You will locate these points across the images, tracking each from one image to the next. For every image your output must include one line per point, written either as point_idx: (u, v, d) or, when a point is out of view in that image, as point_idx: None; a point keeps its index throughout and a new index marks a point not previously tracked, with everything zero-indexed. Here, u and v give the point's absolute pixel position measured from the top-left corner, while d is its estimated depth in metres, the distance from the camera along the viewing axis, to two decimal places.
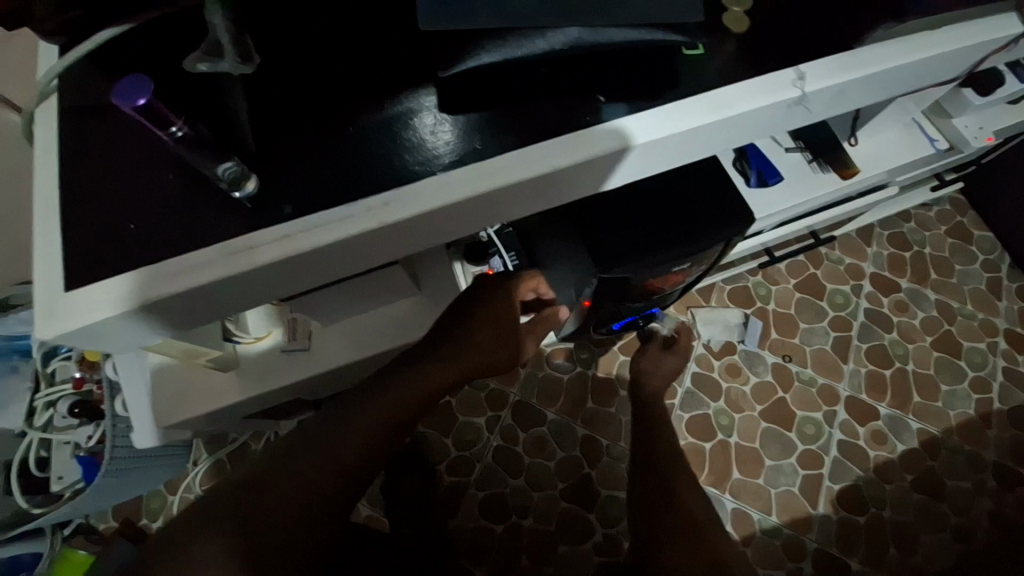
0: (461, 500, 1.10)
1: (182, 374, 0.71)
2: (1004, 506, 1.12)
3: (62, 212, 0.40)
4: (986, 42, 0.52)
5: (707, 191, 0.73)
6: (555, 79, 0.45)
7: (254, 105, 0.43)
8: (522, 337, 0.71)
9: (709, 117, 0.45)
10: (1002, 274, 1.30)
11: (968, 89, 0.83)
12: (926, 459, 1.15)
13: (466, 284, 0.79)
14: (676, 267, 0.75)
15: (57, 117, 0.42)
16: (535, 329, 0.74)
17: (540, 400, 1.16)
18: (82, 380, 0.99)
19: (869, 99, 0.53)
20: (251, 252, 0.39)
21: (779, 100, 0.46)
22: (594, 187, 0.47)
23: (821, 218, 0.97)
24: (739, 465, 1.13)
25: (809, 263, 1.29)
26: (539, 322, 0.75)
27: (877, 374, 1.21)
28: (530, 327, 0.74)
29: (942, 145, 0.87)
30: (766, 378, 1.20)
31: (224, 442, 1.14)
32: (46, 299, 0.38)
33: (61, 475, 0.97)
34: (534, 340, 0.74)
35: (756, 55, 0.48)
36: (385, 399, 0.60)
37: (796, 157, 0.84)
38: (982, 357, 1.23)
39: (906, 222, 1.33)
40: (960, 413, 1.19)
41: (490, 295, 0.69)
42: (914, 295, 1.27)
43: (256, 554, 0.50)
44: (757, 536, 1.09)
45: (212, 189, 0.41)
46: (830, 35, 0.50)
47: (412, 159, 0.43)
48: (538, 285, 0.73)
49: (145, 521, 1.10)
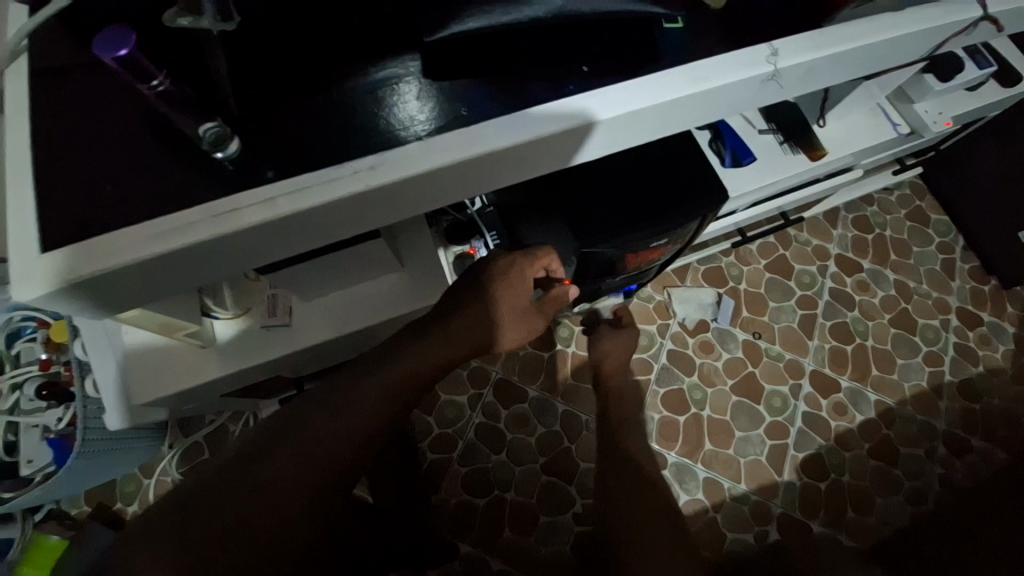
0: (443, 476, 1.12)
1: (160, 352, 0.70)
2: (952, 471, 1.20)
3: (35, 173, 0.39)
4: (944, 26, 0.55)
5: (685, 170, 0.75)
6: (538, 49, 0.46)
7: (237, 67, 0.42)
8: (524, 318, 0.73)
9: (687, 88, 0.46)
10: (956, 255, 1.37)
11: (930, 75, 0.87)
12: (882, 428, 1.23)
13: (453, 277, 0.79)
14: (653, 243, 0.77)
15: (26, 78, 0.41)
16: (545, 308, 0.75)
17: (520, 377, 1.19)
18: (49, 362, 0.95)
19: (836, 79, 0.55)
20: (236, 214, 0.39)
21: (754, 74, 0.48)
22: (573, 157, 0.48)
23: (791, 199, 1.01)
24: (710, 436, 1.19)
25: (779, 244, 1.34)
26: (548, 301, 0.74)
27: (839, 350, 1.28)
28: (539, 306, 0.75)
29: (904, 130, 0.91)
30: (737, 354, 1.25)
31: (201, 424, 1.13)
32: (19, 261, 0.37)
33: (31, 459, 0.93)
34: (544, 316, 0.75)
35: (732, 31, 0.50)
36: (383, 375, 0.63)
37: (767, 138, 0.87)
38: (935, 333, 1.31)
39: (869, 206, 1.39)
40: (914, 385, 1.27)
41: (486, 278, 0.69)
42: (874, 275, 1.34)
43: (251, 553, 0.52)
44: (727, 503, 1.14)
45: (194, 150, 0.40)
46: (801, 15, 0.52)
47: (397, 124, 0.43)
48: (549, 263, 0.71)
49: (121, 505, 1.08)
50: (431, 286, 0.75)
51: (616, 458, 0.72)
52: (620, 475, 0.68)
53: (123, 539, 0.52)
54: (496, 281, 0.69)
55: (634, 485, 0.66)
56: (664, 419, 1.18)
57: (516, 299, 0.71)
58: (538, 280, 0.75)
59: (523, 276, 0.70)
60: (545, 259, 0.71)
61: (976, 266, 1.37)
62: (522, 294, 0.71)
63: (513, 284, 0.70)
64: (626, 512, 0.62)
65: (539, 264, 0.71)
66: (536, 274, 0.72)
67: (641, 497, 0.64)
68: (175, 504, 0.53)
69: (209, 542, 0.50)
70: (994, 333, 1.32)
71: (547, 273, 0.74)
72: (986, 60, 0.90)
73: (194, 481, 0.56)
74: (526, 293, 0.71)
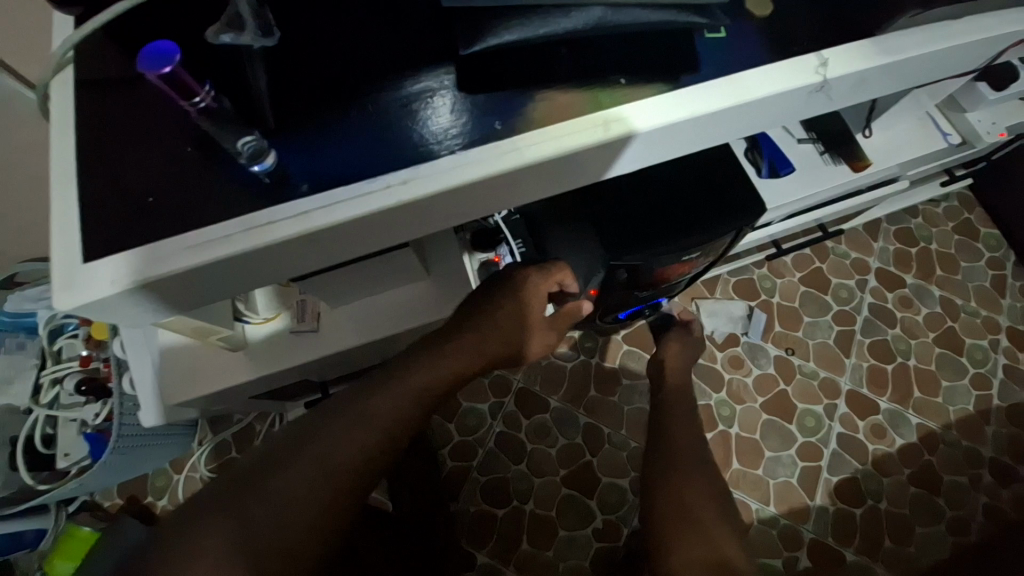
0: (463, 484, 1.11)
1: (192, 353, 0.71)
2: (1000, 502, 1.13)
3: (79, 184, 0.40)
4: (1008, 34, 0.52)
5: (719, 182, 0.73)
6: (574, 60, 0.45)
7: (274, 79, 0.43)
8: (539, 332, 0.71)
9: (730, 100, 0.44)
10: (1008, 272, 1.29)
11: (984, 83, 0.82)
12: (924, 453, 1.16)
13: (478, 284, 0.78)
14: (685, 257, 0.76)
15: (72, 90, 0.42)
16: (557, 322, 0.73)
17: (542, 387, 1.17)
18: (89, 358, 0.99)
19: (887, 89, 0.52)
20: (269, 228, 0.39)
21: (802, 86, 0.45)
22: (606, 171, 0.47)
23: (830, 211, 0.97)
24: (739, 455, 1.14)
25: (815, 257, 1.29)
26: (562, 315, 0.73)
27: (879, 369, 1.22)
28: (552, 320, 0.73)
29: (955, 140, 0.87)
30: (768, 370, 1.20)
31: (229, 422, 1.15)
32: (61, 271, 0.38)
33: (68, 452, 0.97)
34: (556, 332, 0.74)
35: (777, 39, 0.48)
36: (405, 381, 0.63)
37: (807, 148, 0.83)
38: (984, 353, 1.24)
39: (912, 218, 1.33)
40: (960, 409, 1.19)
41: (499, 293, 0.68)
42: (918, 290, 1.27)
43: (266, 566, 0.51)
44: (755, 526, 1.10)
45: (231, 163, 0.41)
46: (851, 23, 0.49)
47: (431, 138, 0.42)
48: (564, 278, 0.70)
49: (151, 499, 1.11)
50: (456, 296, 0.75)
51: (665, 448, 0.69)
52: (663, 470, 0.66)
53: (150, 539, 0.53)
54: (515, 295, 0.68)
55: (674, 484, 0.63)
56: None
57: (532, 314, 0.69)
58: (553, 294, 0.74)
59: (538, 292, 0.69)
60: (560, 274, 0.69)
61: None
62: (539, 308, 0.69)
63: (528, 300, 0.68)
64: (668, 515, 0.60)
65: (552, 280, 0.69)
66: (549, 289, 0.70)
67: (678, 499, 0.62)
68: (191, 513, 0.53)
69: (232, 550, 0.51)
70: None
71: (561, 288, 0.72)
72: None
73: (213, 488, 0.56)
74: (540, 308, 0.70)
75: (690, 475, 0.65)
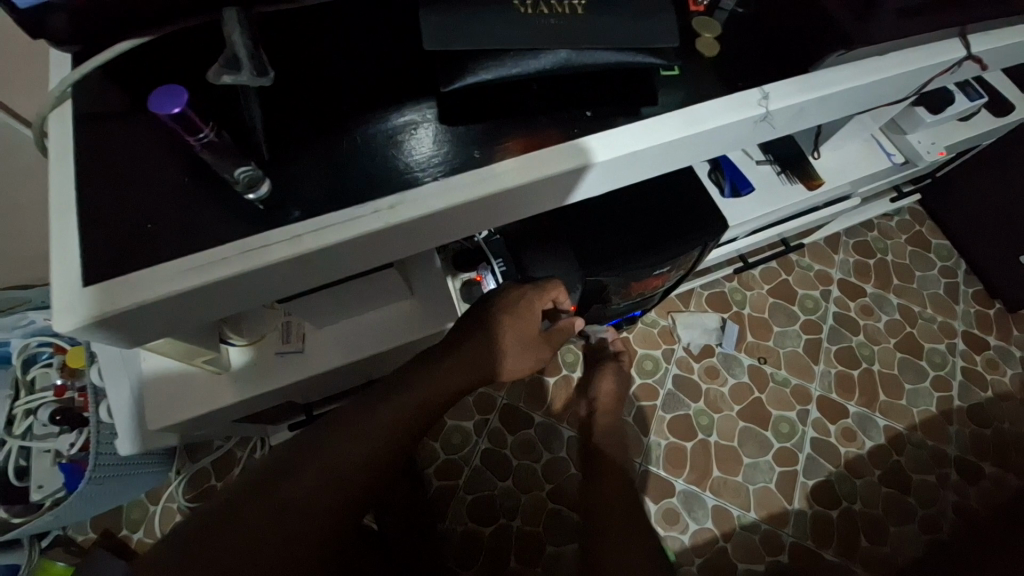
0: (450, 504, 1.12)
1: (175, 376, 0.71)
2: (966, 499, 1.18)
3: (78, 211, 0.42)
4: (928, 65, 0.58)
5: (687, 201, 0.78)
6: (544, 96, 0.50)
7: (269, 116, 0.46)
8: (541, 348, 0.76)
9: (685, 130, 0.49)
10: (959, 280, 1.38)
11: (921, 108, 0.90)
12: (893, 454, 1.22)
13: (462, 306, 0.80)
14: (657, 271, 0.80)
15: (70, 124, 0.44)
16: (551, 337, 0.76)
17: (527, 403, 1.19)
18: (64, 388, 0.97)
19: (826, 116, 0.58)
20: (264, 250, 0.42)
21: (747, 117, 0.51)
22: (574, 195, 0.51)
23: (790, 227, 1.03)
24: (718, 464, 1.18)
25: (781, 269, 1.35)
26: (556, 332, 0.77)
27: (847, 375, 1.28)
28: (548, 335, 0.76)
29: (898, 159, 0.95)
30: (743, 379, 1.25)
31: (209, 449, 1.14)
32: (62, 294, 0.40)
33: (42, 484, 0.94)
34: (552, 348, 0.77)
35: (724, 75, 0.54)
36: (403, 397, 0.66)
37: (765, 169, 0.90)
38: (941, 357, 1.31)
39: (869, 231, 1.41)
40: (923, 410, 1.26)
41: (494, 310, 0.70)
42: (878, 299, 1.35)
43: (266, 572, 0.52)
44: (737, 533, 1.13)
45: (227, 191, 0.43)
46: (789, 61, 0.55)
47: (414, 165, 0.46)
48: (558, 295, 0.73)
49: (126, 532, 1.08)
50: (440, 313, 0.77)
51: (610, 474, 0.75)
52: (605, 497, 0.71)
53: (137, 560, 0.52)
54: (510, 311, 0.70)
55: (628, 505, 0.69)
56: (672, 445, 1.18)
57: (523, 330, 0.72)
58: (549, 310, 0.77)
59: (533, 308, 0.72)
60: (556, 292, 0.72)
61: (980, 289, 1.38)
62: (532, 325, 0.73)
63: (523, 316, 0.71)
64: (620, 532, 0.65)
65: (548, 297, 0.72)
66: (545, 305, 0.73)
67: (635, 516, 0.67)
68: (188, 530, 0.53)
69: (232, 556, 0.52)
70: (1002, 357, 1.32)
71: (556, 304, 0.75)
72: (976, 93, 0.92)
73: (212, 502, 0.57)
74: (534, 323, 0.73)
75: (635, 506, 0.69)
